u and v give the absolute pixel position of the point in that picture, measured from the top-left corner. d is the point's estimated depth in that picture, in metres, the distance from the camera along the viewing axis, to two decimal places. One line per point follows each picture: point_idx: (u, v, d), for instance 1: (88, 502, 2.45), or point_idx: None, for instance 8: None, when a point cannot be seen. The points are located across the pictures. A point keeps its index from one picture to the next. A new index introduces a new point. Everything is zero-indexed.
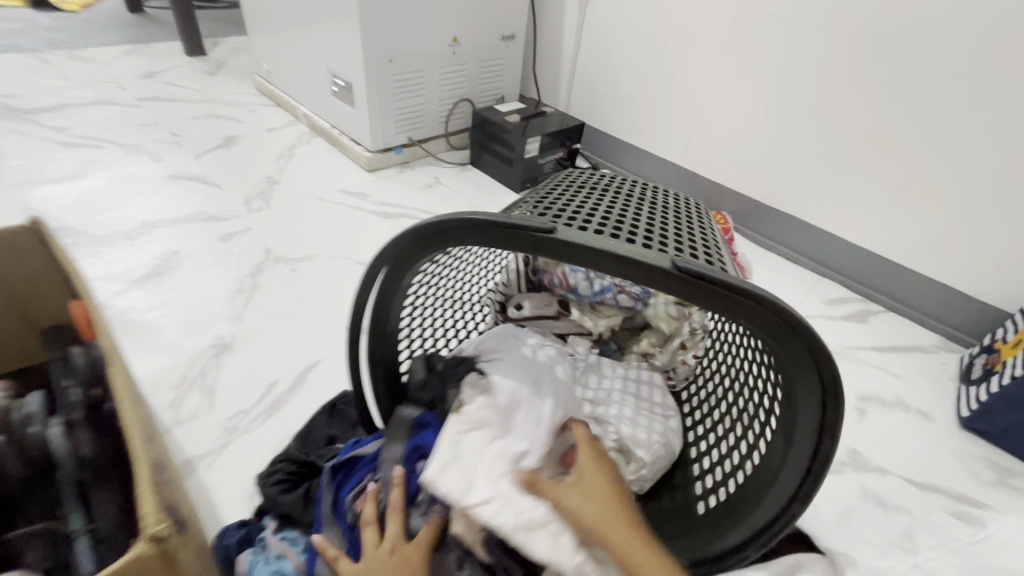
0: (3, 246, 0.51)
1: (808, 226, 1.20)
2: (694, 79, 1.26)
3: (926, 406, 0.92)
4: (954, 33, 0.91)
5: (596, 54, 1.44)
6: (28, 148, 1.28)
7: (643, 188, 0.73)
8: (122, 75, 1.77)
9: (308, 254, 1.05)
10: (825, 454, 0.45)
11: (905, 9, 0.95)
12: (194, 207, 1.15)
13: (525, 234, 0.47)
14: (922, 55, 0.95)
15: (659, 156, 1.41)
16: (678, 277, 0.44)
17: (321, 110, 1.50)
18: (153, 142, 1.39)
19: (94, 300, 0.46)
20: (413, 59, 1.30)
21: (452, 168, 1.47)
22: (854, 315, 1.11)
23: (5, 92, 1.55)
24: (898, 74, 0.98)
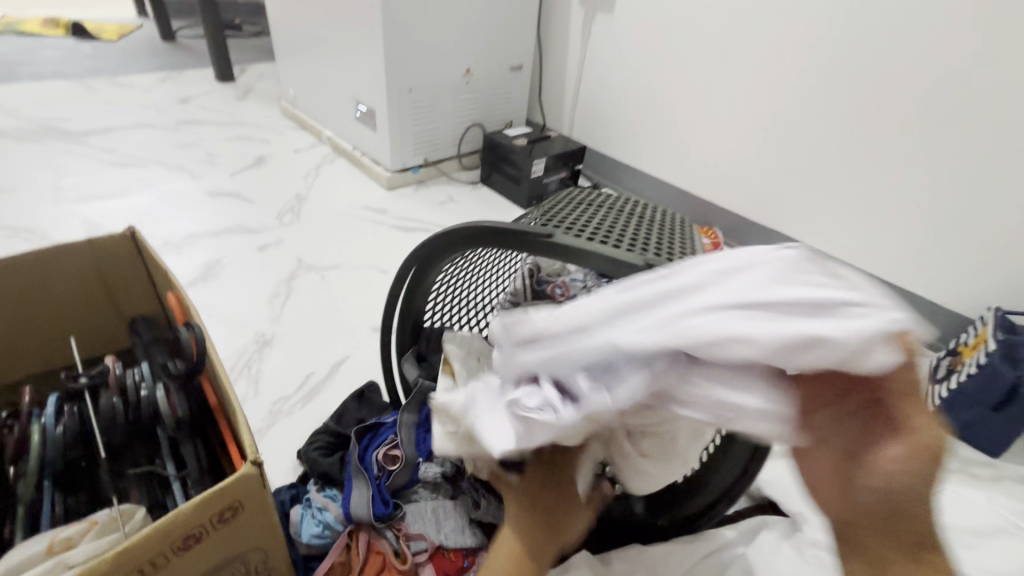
0: (107, 249, 0.63)
1: (791, 241, 1.31)
2: (687, 106, 1.38)
3: None
4: (913, 69, 1.02)
5: (598, 83, 1.57)
6: (82, 167, 1.42)
7: (636, 206, 0.85)
8: (160, 100, 1.92)
9: (336, 263, 1.17)
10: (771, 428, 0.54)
11: (870, 47, 1.07)
12: (232, 220, 1.28)
13: (529, 238, 0.58)
14: (886, 87, 1.07)
15: (655, 176, 1.53)
16: (650, 275, 0.53)
17: (343, 133, 1.63)
18: (193, 162, 1.52)
19: (184, 290, 0.57)
20: (430, 88, 1.44)
21: (464, 186, 1.59)
22: None
23: (56, 116, 1.70)
24: (867, 103, 1.10)
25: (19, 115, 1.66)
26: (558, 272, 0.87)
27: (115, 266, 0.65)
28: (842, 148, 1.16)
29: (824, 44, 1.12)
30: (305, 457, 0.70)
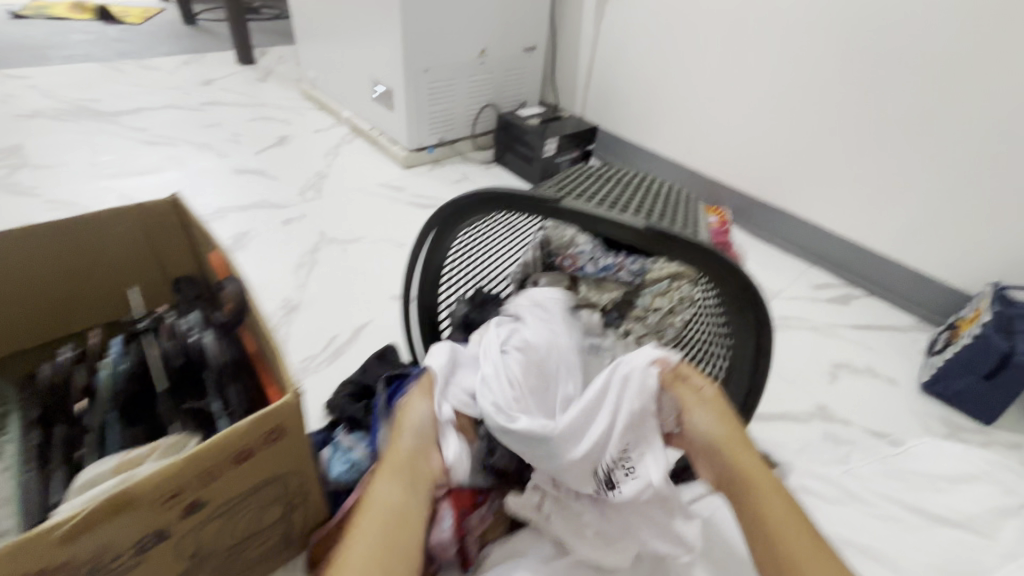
0: (154, 214, 0.69)
1: (798, 219, 1.34)
2: (697, 86, 1.40)
3: (894, 374, 1.04)
4: (920, 47, 1.04)
5: (610, 63, 1.59)
6: (115, 145, 1.49)
7: (645, 180, 0.89)
8: (185, 82, 1.98)
9: (356, 237, 1.23)
10: (763, 369, 0.61)
11: (878, 25, 1.08)
12: (257, 196, 1.34)
13: (541, 203, 0.63)
14: (893, 66, 1.08)
15: (666, 156, 1.56)
16: (653, 236, 0.59)
17: (362, 113, 1.68)
18: (218, 141, 1.59)
19: (227, 249, 0.63)
20: (445, 69, 1.48)
21: (478, 166, 1.64)
22: (837, 298, 1.24)
23: (89, 97, 1.77)
24: (875, 82, 1.12)
25: (55, 96, 1.74)
26: (567, 244, 0.93)
27: (162, 228, 0.71)
28: (850, 127, 1.18)
29: (834, 22, 1.13)
30: (333, 405, 0.75)
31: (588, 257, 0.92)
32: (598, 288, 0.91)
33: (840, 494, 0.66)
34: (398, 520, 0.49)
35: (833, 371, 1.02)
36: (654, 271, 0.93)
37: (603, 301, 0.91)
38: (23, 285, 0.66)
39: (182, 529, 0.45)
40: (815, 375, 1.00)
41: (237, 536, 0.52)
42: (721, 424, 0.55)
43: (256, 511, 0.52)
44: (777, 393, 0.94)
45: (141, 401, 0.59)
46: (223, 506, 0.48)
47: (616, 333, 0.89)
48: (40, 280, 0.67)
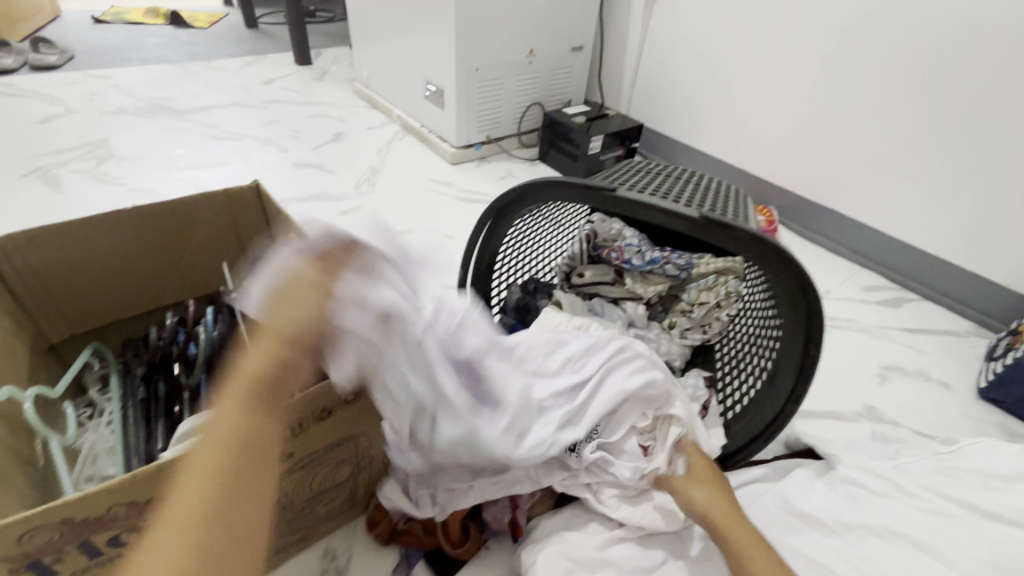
0: (238, 200, 0.76)
1: (849, 219, 1.31)
2: (746, 85, 1.40)
3: (948, 379, 1.01)
4: (987, 43, 1.00)
5: (657, 62, 1.60)
6: (188, 140, 1.60)
7: (696, 175, 0.90)
8: (248, 82, 2.10)
9: (408, 228, 1.29)
10: (812, 359, 0.61)
11: (942, 22, 1.05)
12: (316, 188, 1.42)
13: (597, 191, 0.66)
14: (957, 63, 1.05)
15: (711, 155, 1.55)
16: (705, 224, 0.61)
17: (412, 111, 1.75)
18: (280, 137, 1.68)
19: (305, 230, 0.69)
20: (495, 68, 1.52)
21: (523, 163, 1.68)
22: (889, 301, 1.21)
23: (164, 95, 1.91)
24: (935, 78, 1.09)
25: (134, 95, 1.88)
26: (614, 237, 0.94)
27: (245, 212, 0.77)
28: (906, 124, 1.15)
29: (893, 17, 1.11)
30: None
31: (635, 250, 0.92)
32: (643, 281, 0.93)
33: (886, 487, 0.66)
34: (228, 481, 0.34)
35: (882, 373, 1.00)
36: (700, 266, 0.93)
37: (648, 296, 0.93)
38: (123, 260, 0.72)
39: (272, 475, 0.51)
40: (863, 376, 0.99)
41: (313, 490, 0.57)
42: (716, 492, 0.58)
43: (330, 468, 0.57)
44: (823, 391, 0.94)
45: None
46: (306, 459, 0.53)
47: (660, 326, 0.93)
48: (138, 255, 0.73)
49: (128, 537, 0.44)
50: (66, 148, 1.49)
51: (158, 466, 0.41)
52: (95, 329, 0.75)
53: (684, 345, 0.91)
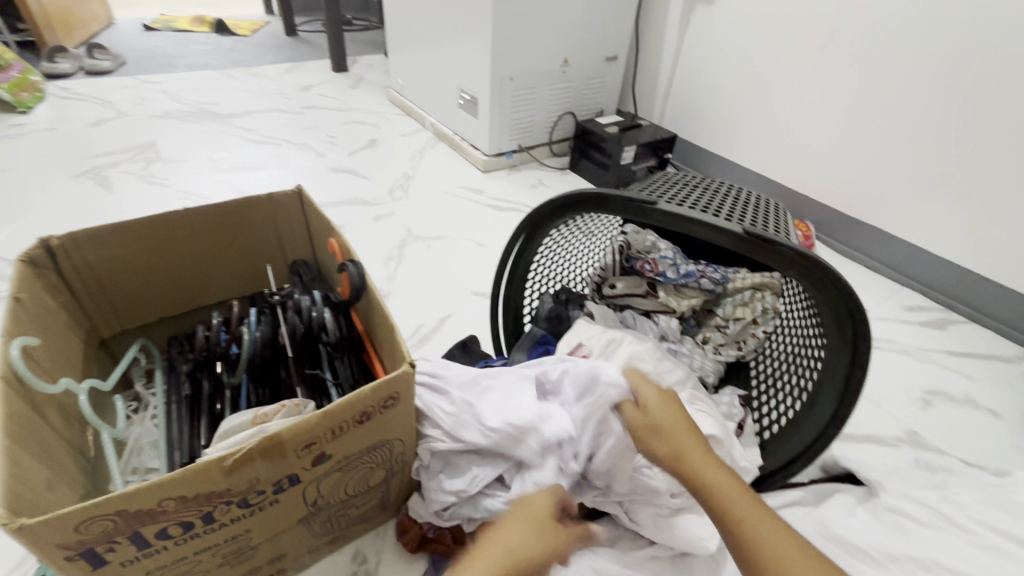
0: (280, 203, 0.78)
1: (890, 236, 1.27)
2: (785, 98, 1.38)
3: (997, 406, 0.96)
4: None
5: (692, 73, 1.59)
6: (230, 144, 1.66)
7: (735, 190, 0.88)
8: (286, 88, 2.16)
9: (440, 235, 1.30)
10: (858, 380, 0.59)
11: (995, 36, 1.01)
12: (350, 193, 1.44)
13: (635, 203, 0.66)
14: (1011, 78, 1.01)
15: (746, 167, 1.53)
16: (747, 239, 0.60)
17: (445, 119, 1.77)
18: (316, 142, 1.73)
19: (344, 235, 0.70)
20: (529, 78, 1.53)
21: (553, 172, 1.68)
22: (932, 322, 1.17)
23: (208, 101, 1.98)
24: (987, 93, 1.05)
25: (181, 99, 1.96)
26: (649, 249, 0.92)
27: (285, 217, 0.79)
28: (953, 139, 1.11)
29: (945, 28, 1.07)
30: None
31: (670, 263, 0.90)
32: (677, 294, 0.93)
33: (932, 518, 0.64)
34: None
35: (925, 397, 0.96)
36: (737, 281, 0.92)
37: (681, 309, 0.93)
38: (170, 260, 0.75)
39: (310, 477, 0.52)
40: (905, 400, 0.95)
41: (348, 492, 0.58)
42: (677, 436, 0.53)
43: (364, 472, 0.58)
44: (862, 414, 0.91)
45: (269, 365, 0.67)
46: (343, 461, 0.54)
47: (693, 340, 0.92)
48: (184, 256, 0.76)
49: (174, 531, 0.45)
50: (116, 150, 1.56)
51: (205, 462, 0.42)
52: (142, 327, 0.78)
53: (718, 361, 0.90)
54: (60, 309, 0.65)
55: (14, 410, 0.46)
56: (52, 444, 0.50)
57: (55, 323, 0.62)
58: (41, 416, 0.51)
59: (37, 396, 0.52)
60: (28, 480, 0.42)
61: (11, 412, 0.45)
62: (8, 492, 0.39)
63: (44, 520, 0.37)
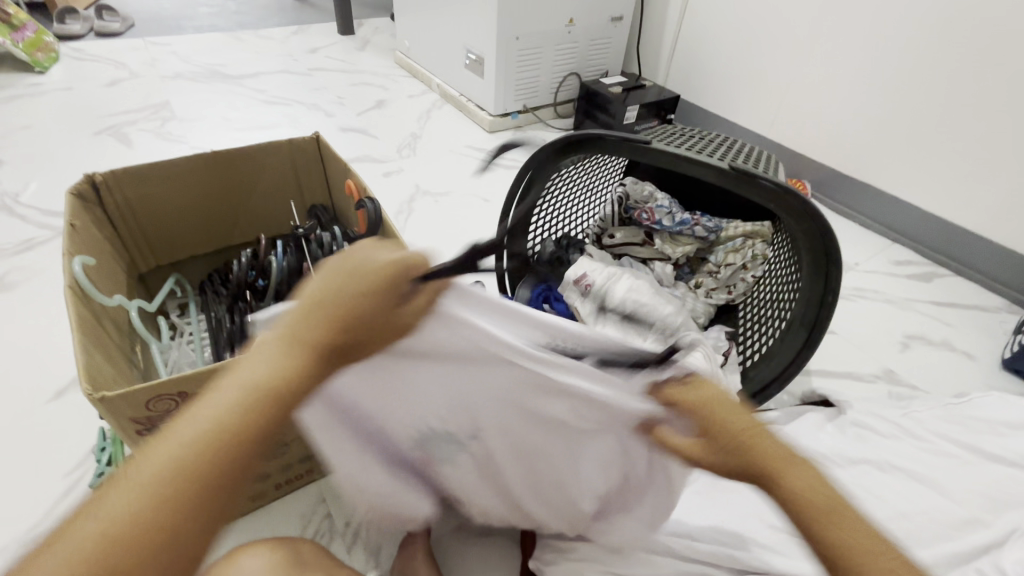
0: (302, 150, 0.83)
1: (880, 192, 1.29)
2: (784, 57, 1.37)
3: (972, 349, 1.02)
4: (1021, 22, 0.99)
5: (698, 26, 1.56)
6: (242, 104, 1.70)
7: (730, 141, 0.94)
8: (294, 50, 2.15)
9: (447, 191, 1.35)
10: (829, 306, 0.68)
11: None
12: (360, 151, 1.49)
13: (633, 144, 0.70)
14: (994, 38, 1.03)
15: (747, 128, 1.53)
16: (732, 174, 0.65)
17: (452, 80, 1.79)
18: (325, 103, 1.76)
19: (359, 174, 0.75)
20: (535, 37, 1.55)
21: (559, 133, 1.71)
22: (919, 275, 1.20)
23: (218, 62, 1.99)
24: (1001, 34, 1.02)
25: (192, 61, 1.98)
26: (646, 199, 0.98)
27: (305, 163, 0.85)
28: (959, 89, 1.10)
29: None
30: None
31: (665, 212, 0.95)
32: (672, 241, 0.97)
33: (893, 430, 0.68)
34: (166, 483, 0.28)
35: (905, 341, 1.02)
36: (729, 230, 0.96)
37: (676, 256, 0.97)
38: (198, 201, 0.81)
39: None
40: (885, 343, 1.01)
41: None
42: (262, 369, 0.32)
43: None
44: (843, 354, 0.97)
45: None
46: None
47: (686, 285, 0.97)
48: (212, 198, 0.82)
49: None
50: (133, 109, 1.60)
51: None
52: (174, 265, 0.85)
53: (709, 305, 0.94)
54: (106, 241, 0.72)
55: (82, 314, 0.53)
56: (111, 349, 0.58)
57: (106, 253, 0.70)
58: (101, 325, 0.59)
59: (97, 307, 0.60)
60: (102, 371, 0.50)
61: (81, 315, 0.53)
62: (88, 368, 0.48)
63: (120, 394, 0.46)
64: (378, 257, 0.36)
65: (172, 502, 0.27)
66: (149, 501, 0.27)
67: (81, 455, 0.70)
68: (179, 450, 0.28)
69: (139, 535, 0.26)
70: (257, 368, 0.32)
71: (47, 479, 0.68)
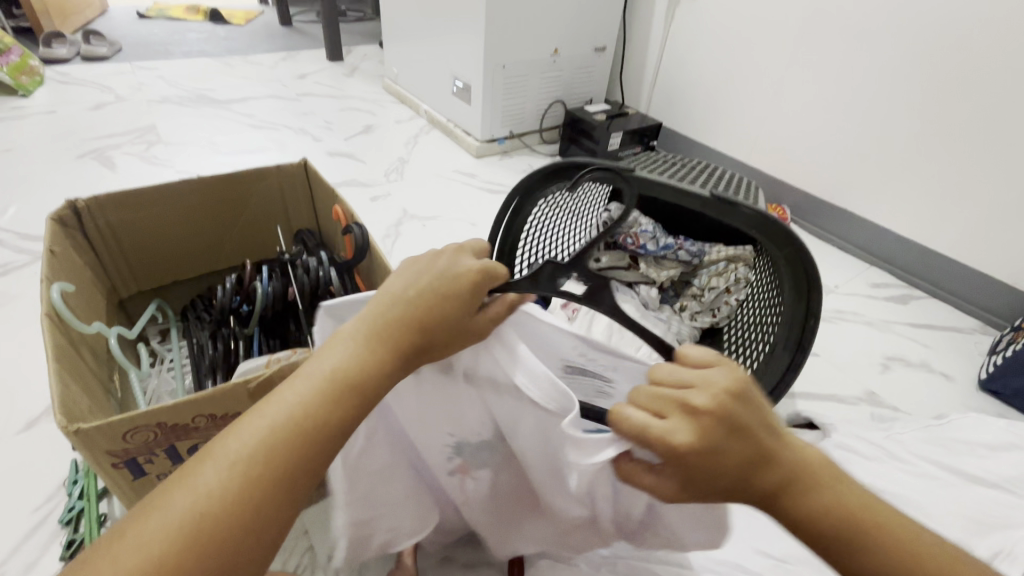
0: (290, 175, 0.83)
1: (856, 217, 1.33)
2: (761, 87, 1.42)
3: (949, 370, 1.04)
4: (980, 58, 1.05)
5: (678, 57, 1.61)
6: (229, 128, 1.70)
7: (714, 168, 0.97)
8: (283, 75, 2.17)
9: (434, 215, 1.36)
10: (809, 330, 0.70)
11: (941, 34, 1.09)
12: (348, 176, 1.50)
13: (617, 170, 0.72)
14: (957, 71, 1.08)
15: (728, 154, 1.57)
16: (714, 201, 0.67)
17: (440, 106, 1.82)
18: (313, 127, 1.77)
19: (347, 200, 0.75)
20: (521, 66, 1.59)
21: (544, 158, 1.74)
22: (896, 298, 1.23)
23: (206, 86, 2.00)
24: (963, 69, 1.07)
25: (179, 86, 1.98)
26: (631, 224, 1.01)
27: (293, 188, 0.85)
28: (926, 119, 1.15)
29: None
30: None
31: (650, 236, 0.99)
32: (657, 265, 0.99)
33: (876, 453, 0.69)
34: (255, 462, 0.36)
35: (885, 363, 1.04)
36: (712, 255, 0.99)
37: (661, 279, 0.99)
38: (182, 226, 0.81)
39: None
40: (865, 365, 1.03)
41: None
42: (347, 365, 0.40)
43: None
44: (827, 377, 0.99)
45: (279, 319, 0.73)
46: None
47: (671, 309, 0.98)
48: (197, 223, 0.82)
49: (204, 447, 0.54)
50: (118, 132, 1.59)
51: (234, 383, 0.49)
52: (155, 290, 0.84)
53: (693, 328, 0.95)
54: (86, 267, 0.70)
55: (59, 342, 0.52)
56: (88, 378, 0.56)
57: (85, 279, 0.68)
58: (78, 354, 0.57)
59: (74, 335, 0.58)
60: (78, 403, 0.49)
61: (58, 344, 0.52)
62: (63, 400, 0.46)
63: (97, 427, 0.45)
64: (456, 267, 0.44)
65: (249, 486, 0.35)
66: (238, 480, 0.35)
67: (49, 490, 0.67)
68: (266, 434, 0.37)
69: (228, 505, 0.35)
70: (331, 367, 0.40)
71: (13, 515, 0.65)
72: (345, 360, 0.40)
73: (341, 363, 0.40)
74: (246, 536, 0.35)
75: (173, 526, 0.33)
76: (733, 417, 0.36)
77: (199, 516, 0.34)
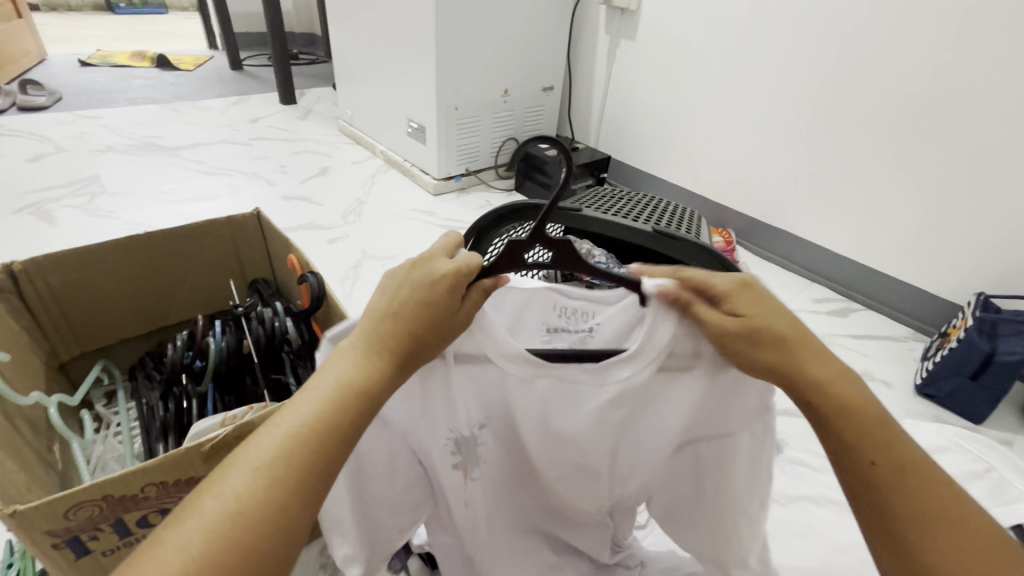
0: (242, 226, 0.83)
1: (795, 238, 1.41)
2: (697, 122, 1.51)
3: (890, 378, 1.11)
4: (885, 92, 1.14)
5: (621, 95, 1.69)
6: (178, 176, 1.67)
7: (657, 202, 1.02)
8: (235, 120, 2.15)
9: (394, 255, 1.36)
10: None
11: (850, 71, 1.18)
12: (304, 219, 1.49)
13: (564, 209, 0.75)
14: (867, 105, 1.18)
15: (674, 184, 1.65)
16: (656, 236, 0.71)
17: (395, 147, 1.85)
18: (268, 172, 1.76)
19: (302, 250, 0.75)
20: (473, 107, 1.64)
21: (501, 193, 1.78)
22: (837, 311, 1.31)
23: (153, 134, 1.97)
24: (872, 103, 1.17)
25: (125, 134, 1.94)
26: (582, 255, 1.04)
27: (246, 238, 0.84)
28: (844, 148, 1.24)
29: (835, 42, 1.18)
30: None
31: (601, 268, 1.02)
32: None
33: None
34: (244, 513, 0.37)
35: None
36: None
37: None
38: (129, 283, 0.78)
39: None
40: None
41: None
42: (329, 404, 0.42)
43: None
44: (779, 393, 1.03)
45: (234, 374, 0.72)
46: None
47: None
48: (145, 278, 0.79)
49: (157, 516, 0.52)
50: (59, 184, 1.54)
51: (186, 447, 0.48)
52: (99, 350, 0.80)
53: None
54: (22, 332, 0.67)
55: None
56: (24, 452, 0.53)
57: (22, 345, 0.65)
58: (13, 427, 0.54)
59: (10, 408, 0.55)
60: (13, 481, 0.46)
61: None
62: None
63: (35, 507, 0.43)
64: (435, 268, 0.46)
65: (252, 523, 0.37)
66: (262, 486, 0.38)
67: None
68: (328, 398, 0.42)
69: (252, 516, 0.37)
70: (337, 377, 0.43)
71: None
72: (338, 388, 0.43)
73: (329, 398, 0.42)
74: (267, 540, 0.38)
75: (215, 521, 0.37)
76: (774, 331, 0.46)
77: (210, 536, 0.36)
